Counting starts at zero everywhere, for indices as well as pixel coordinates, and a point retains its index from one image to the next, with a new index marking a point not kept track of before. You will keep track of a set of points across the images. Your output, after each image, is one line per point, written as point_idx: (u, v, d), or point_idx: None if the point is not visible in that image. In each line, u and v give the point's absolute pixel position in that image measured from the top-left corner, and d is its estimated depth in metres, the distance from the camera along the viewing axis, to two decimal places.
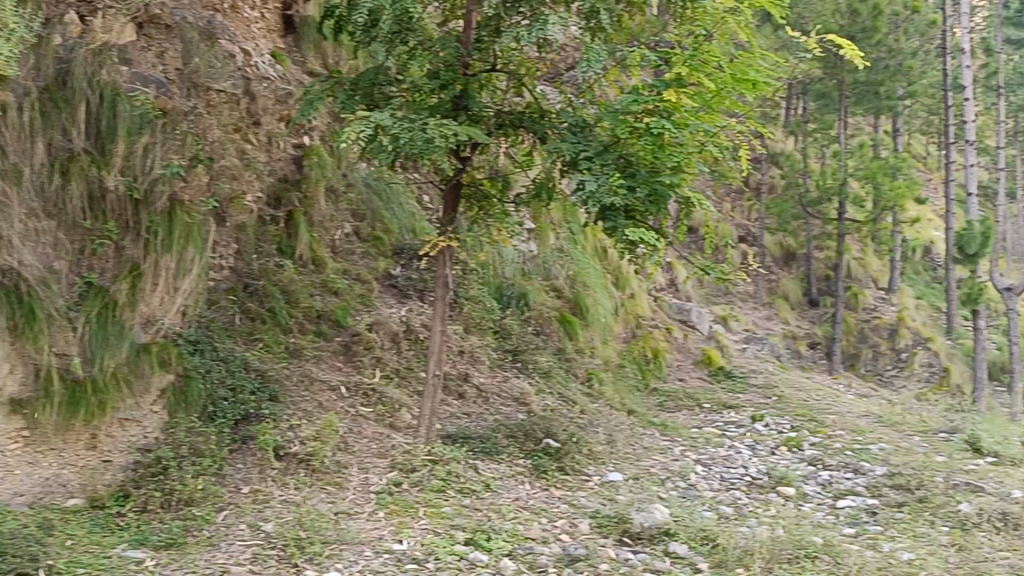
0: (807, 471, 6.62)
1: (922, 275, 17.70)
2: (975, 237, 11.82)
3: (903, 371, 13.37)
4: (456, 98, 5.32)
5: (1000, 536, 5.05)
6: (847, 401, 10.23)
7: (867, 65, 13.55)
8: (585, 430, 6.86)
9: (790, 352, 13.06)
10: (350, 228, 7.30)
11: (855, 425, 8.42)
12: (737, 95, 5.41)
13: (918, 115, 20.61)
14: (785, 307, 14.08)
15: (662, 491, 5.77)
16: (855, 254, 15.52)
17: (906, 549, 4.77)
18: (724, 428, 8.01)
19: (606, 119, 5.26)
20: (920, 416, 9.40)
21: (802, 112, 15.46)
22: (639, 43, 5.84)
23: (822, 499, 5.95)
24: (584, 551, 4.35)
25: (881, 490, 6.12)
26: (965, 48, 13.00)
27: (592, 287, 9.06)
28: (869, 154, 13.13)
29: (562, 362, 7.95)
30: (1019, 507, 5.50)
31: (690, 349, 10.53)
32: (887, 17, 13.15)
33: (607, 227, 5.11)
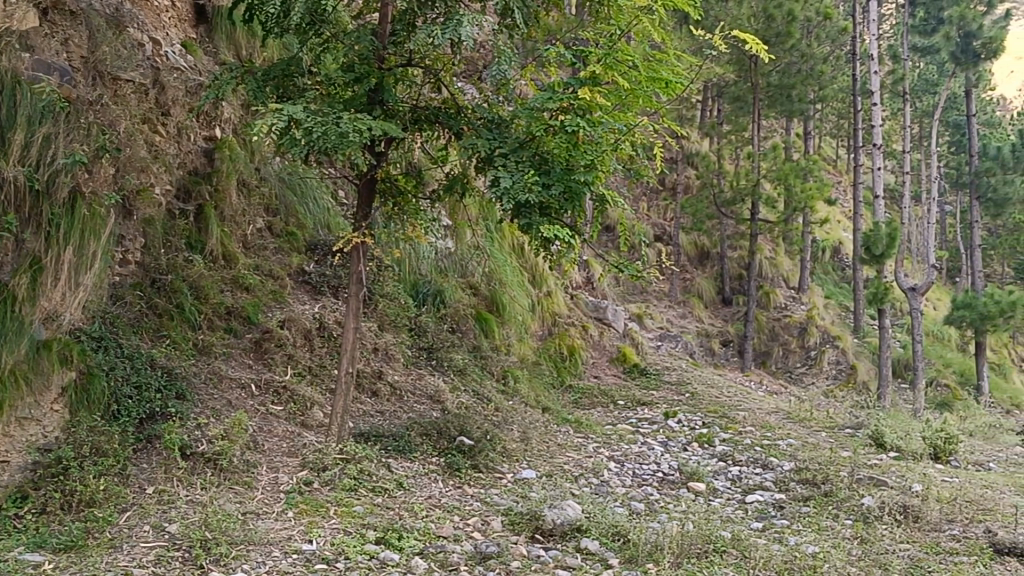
0: (717, 466, 6.72)
1: (831, 275, 18.14)
2: (881, 237, 12.16)
3: (812, 369, 13.67)
4: (371, 91, 5.21)
5: (901, 528, 5.18)
6: (757, 397, 10.43)
7: (780, 70, 13.81)
8: (499, 427, 6.85)
9: (703, 350, 13.24)
10: (262, 223, 7.16)
11: (764, 421, 8.59)
12: (650, 95, 5.45)
13: (828, 118, 21.13)
14: (698, 305, 14.28)
15: (576, 487, 5.79)
16: (768, 253, 15.82)
17: (811, 542, 4.86)
18: (638, 425, 8.08)
19: (522, 116, 5.22)
20: (826, 412, 9.63)
21: (718, 113, 15.70)
22: (552, 40, 5.85)
23: (731, 494, 6.04)
24: (496, 548, 4.33)
25: (788, 485, 6.23)
26: (874, 54, 13.33)
27: (508, 284, 9.07)
28: (782, 156, 13.39)
29: (477, 360, 7.93)
30: (919, 500, 5.65)
31: (606, 347, 10.61)
32: (800, 22, 13.43)
33: (522, 224, 5.07)
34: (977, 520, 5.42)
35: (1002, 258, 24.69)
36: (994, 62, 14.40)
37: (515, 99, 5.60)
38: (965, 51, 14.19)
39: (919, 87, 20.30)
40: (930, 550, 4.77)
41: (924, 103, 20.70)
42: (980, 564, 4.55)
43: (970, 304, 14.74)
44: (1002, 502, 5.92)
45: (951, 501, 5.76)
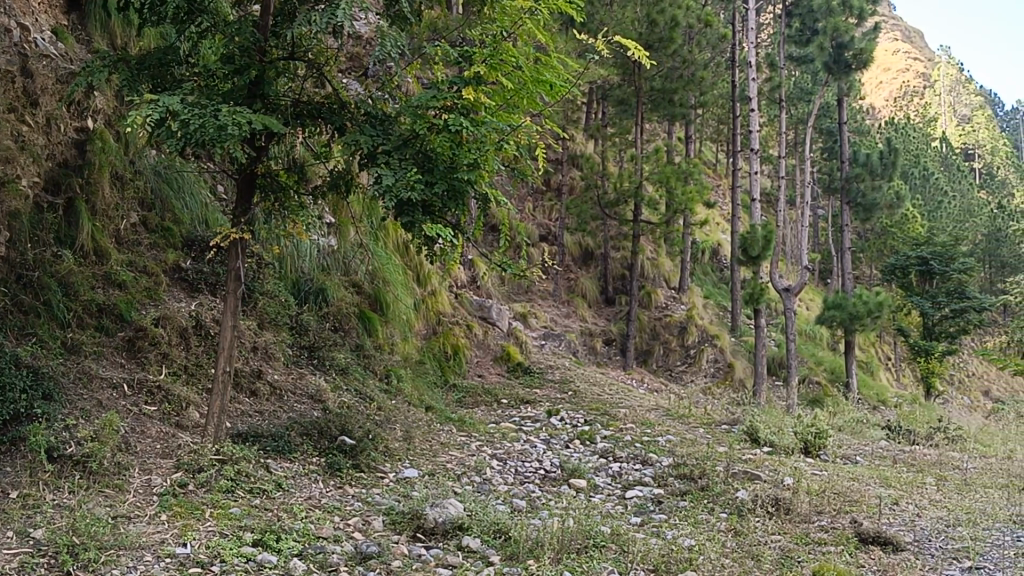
0: (598, 463, 6.81)
1: (710, 276, 18.59)
2: (758, 239, 12.51)
3: (691, 367, 14.01)
4: (251, 84, 5.08)
5: (772, 520, 5.34)
6: (638, 395, 10.62)
7: (662, 74, 14.07)
8: (382, 426, 6.79)
9: (586, 349, 13.40)
10: (137, 218, 6.92)
11: (644, 418, 8.77)
12: (534, 95, 5.49)
13: (707, 123, 21.70)
14: (582, 305, 14.43)
15: (457, 486, 5.77)
16: (650, 254, 16.11)
17: (687, 535, 4.97)
18: (521, 423, 8.11)
19: (405, 114, 5.16)
20: (705, 409, 9.88)
21: (602, 115, 15.91)
22: (438, 38, 5.83)
23: (611, 490, 6.13)
24: (377, 548, 4.29)
25: (666, 480, 6.35)
26: (752, 61, 13.69)
27: (392, 282, 8.97)
28: (664, 159, 13.64)
29: (360, 359, 7.84)
30: (790, 493, 5.84)
31: (489, 346, 10.63)
32: (681, 28, 13.70)
33: (404, 222, 5.03)
34: (844, 512, 5.62)
35: (869, 260, 25.74)
36: (864, 73, 14.97)
37: (400, 96, 5.55)
38: (838, 61, 14.70)
39: (794, 95, 20.97)
40: (800, 541, 4.93)
41: (798, 111, 21.39)
42: (847, 553, 4.72)
43: (840, 304, 15.31)
44: (866, 494, 6.16)
45: (821, 493, 5.97)
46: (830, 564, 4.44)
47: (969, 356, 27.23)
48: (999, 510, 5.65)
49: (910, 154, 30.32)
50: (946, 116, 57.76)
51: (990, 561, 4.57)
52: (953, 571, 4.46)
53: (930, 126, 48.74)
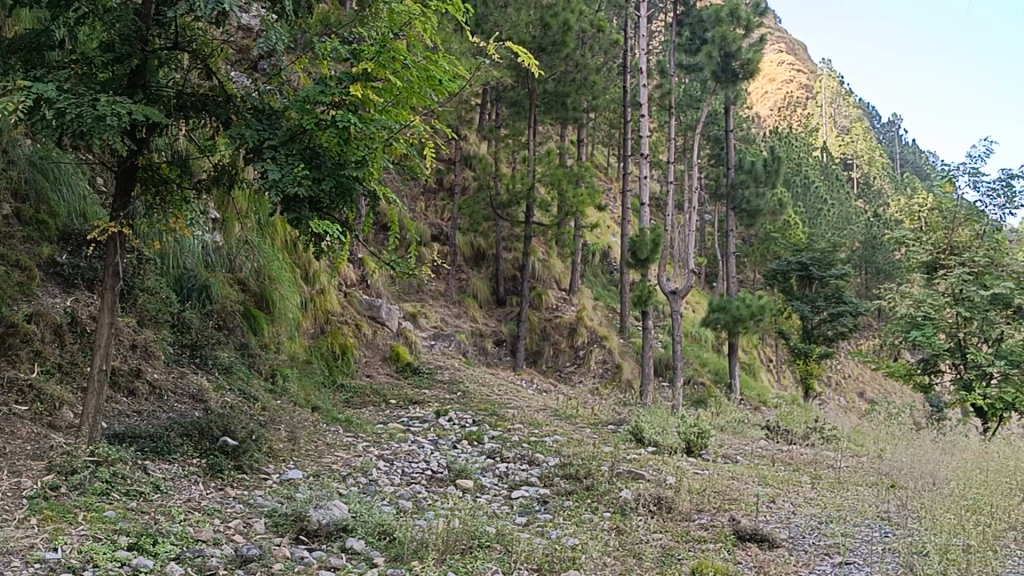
0: (485, 463, 6.82)
1: (600, 278, 18.81)
2: (646, 242, 12.72)
3: (580, 368, 14.19)
4: (132, 73, 4.90)
5: (654, 519, 5.43)
6: (527, 395, 10.67)
7: (555, 78, 14.19)
8: (266, 427, 6.66)
9: (477, 349, 13.42)
10: (8, 209, 6.62)
11: (532, 418, 8.83)
12: (424, 94, 5.46)
13: (600, 127, 22.02)
14: (473, 305, 14.45)
15: (342, 487, 5.70)
16: (542, 254, 16.22)
17: (571, 535, 5.01)
18: (409, 423, 8.07)
19: (293, 108, 5.05)
20: (592, 409, 10.00)
21: (495, 116, 15.95)
22: (327, 34, 5.73)
23: (497, 490, 6.14)
24: (257, 551, 4.20)
25: (553, 479, 6.40)
26: (643, 67, 13.91)
27: (280, 280, 8.80)
28: (556, 161, 13.75)
29: (244, 358, 7.69)
30: (672, 492, 5.96)
31: (378, 346, 10.54)
32: (575, 32, 13.83)
33: (290, 218, 4.94)
34: (723, 510, 5.76)
35: (753, 265, 26.46)
36: (750, 82, 15.37)
37: (288, 91, 5.43)
38: (725, 70, 15.03)
39: (683, 102, 21.41)
40: (680, 539, 5.02)
41: (687, 118, 21.84)
42: (724, 550, 4.82)
43: (724, 307, 15.68)
44: (745, 492, 6.32)
45: (701, 492, 6.10)
46: (709, 562, 4.52)
47: (846, 359, 28.26)
48: (869, 506, 5.87)
49: (792, 163, 31.31)
50: (828, 126, 59.81)
51: (859, 556, 4.74)
52: (824, 566, 4.61)
53: (812, 136, 50.44)
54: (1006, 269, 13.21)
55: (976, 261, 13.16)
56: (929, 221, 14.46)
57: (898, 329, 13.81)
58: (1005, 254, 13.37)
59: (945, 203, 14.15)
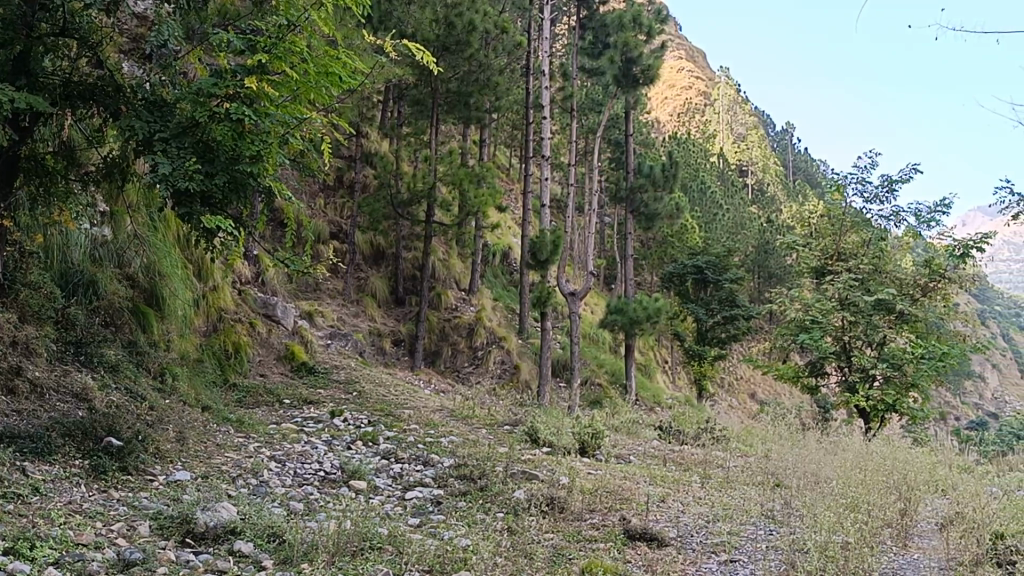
0: (379, 464, 6.75)
1: (500, 278, 18.86)
2: (546, 244, 12.79)
3: (478, 368, 14.21)
4: (15, 60, 4.69)
5: (546, 519, 5.46)
6: (423, 396, 10.62)
7: (458, 78, 14.14)
8: (153, 427, 6.48)
9: (374, 349, 13.32)
10: None
11: (428, 419, 8.78)
12: (322, 90, 5.37)
13: (501, 127, 22.10)
14: (372, 304, 14.32)
15: (231, 488, 5.58)
16: (442, 254, 16.15)
17: (463, 535, 5.00)
18: (303, 423, 7.96)
19: (185, 100, 4.89)
20: (489, 409, 10.02)
21: (397, 114, 15.83)
22: (221, 25, 5.57)
23: (391, 491, 6.10)
24: (141, 555, 4.08)
25: (447, 480, 6.39)
26: (546, 70, 13.97)
27: (172, 277, 8.55)
28: (458, 161, 13.72)
29: (133, 356, 7.46)
30: (565, 492, 6.01)
31: (273, 345, 10.36)
32: (479, 32, 13.79)
33: (181, 214, 4.81)
34: (614, 509, 5.84)
35: (650, 268, 26.88)
36: (650, 87, 15.57)
37: (180, 82, 5.26)
38: (626, 76, 15.19)
39: (585, 105, 21.60)
40: (572, 538, 5.07)
41: (588, 121, 22.04)
42: (615, 549, 4.88)
43: (622, 309, 15.87)
44: (636, 492, 6.42)
45: (593, 492, 6.17)
46: (599, 562, 4.56)
47: (738, 361, 28.92)
48: (754, 505, 6.02)
49: (689, 168, 31.95)
50: (725, 133, 61.14)
51: (744, 553, 4.87)
52: (710, 564, 4.70)
53: (709, 142, 51.54)
54: (889, 275, 13.71)
55: (861, 267, 13.61)
56: (819, 228, 14.90)
57: (788, 332, 14.21)
58: (889, 262, 13.87)
59: (834, 211, 14.62)
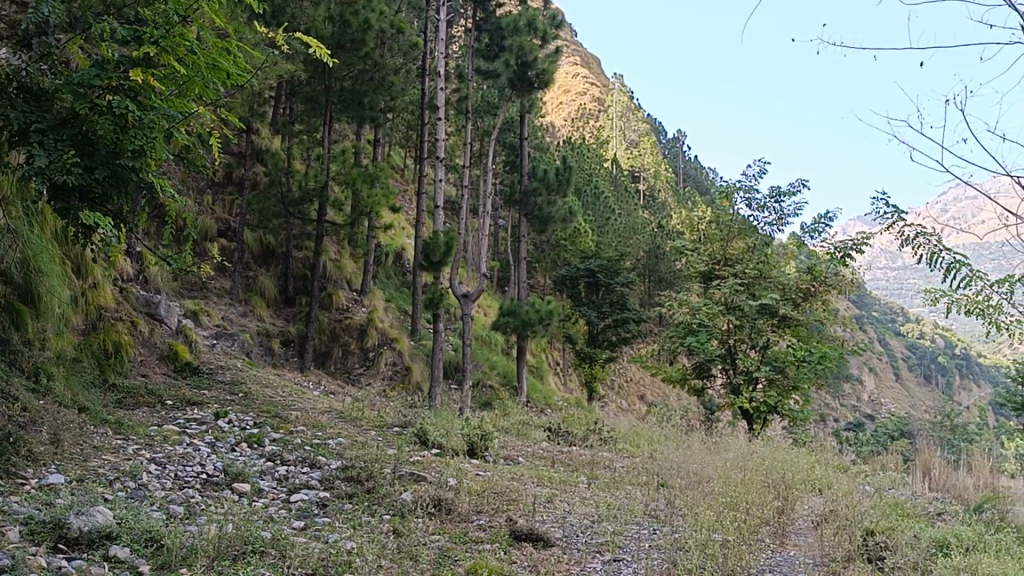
0: (264, 466, 6.62)
1: (393, 279, 18.73)
2: (439, 246, 12.73)
3: (369, 370, 14.13)
4: None
5: (433, 520, 5.44)
6: (311, 397, 10.48)
7: (353, 76, 13.92)
8: (25, 429, 6.20)
9: (262, 349, 13.09)
10: None
11: (316, 421, 8.65)
12: (209, 84, 5.20)
13: (396, 127, 21.93)
14: (261, 304, 14.05)
15: (107, 492, 5.38)
16: (334, 253, 15.92)
17: (348, 538, 4.92)
18: (185, 425, 7.76)
19: (64, 89, 4.68)
20: (377, 411, 9.93)
21: (289, 110, 15.54)
22: (103, 10, 5.32)
23: (276, 494, 5.99)
24: (10, 561, 3.80)
25: (333, 482, 6.31)
26: (441, 71, 13.93)
27: (50, 274, 8.16)
28: (351, 160, 13.59)
29: (5, 354, 7.09)
30: (452, 493, 6.01)
31: (155, 344, 10.07)
32: (375, 31, 13.67)
33: (58, 208, 4.67)
34: (501, 510, 5.86)
35: (542, 271, 27.09)
36: (544, 92, 15.69)
37: (59, 69, 5.02)
38: (521, 80, 15.29)
39: (481, 107, 21.64)
40: (458, 540, 5.06)
41: (484, 124, 22.10)
42: (501, 550, 4.89)
43: (514, 311, 15.91)
44: (523, 493, 6.45)
45: (481, 493, 6.18)
46: (485, 563, 4.55)
47: (627, 363, 29.41)
48: (638, 505, 6.11)
49: (583, 173, 32.32)
50: (619, 139, 62.02)
51: (628, 553, 4.93)
52: (594, 564, 4.75)
53: (602, 147, 52.22)
54: (773, 281, 14.10)
55: (746, 273, 13.96)
56: (707, 234, 15.23)
57: (676, 335, 14.49)
58: (772, 268, 14.25)
59: (722, 217, 14.95)
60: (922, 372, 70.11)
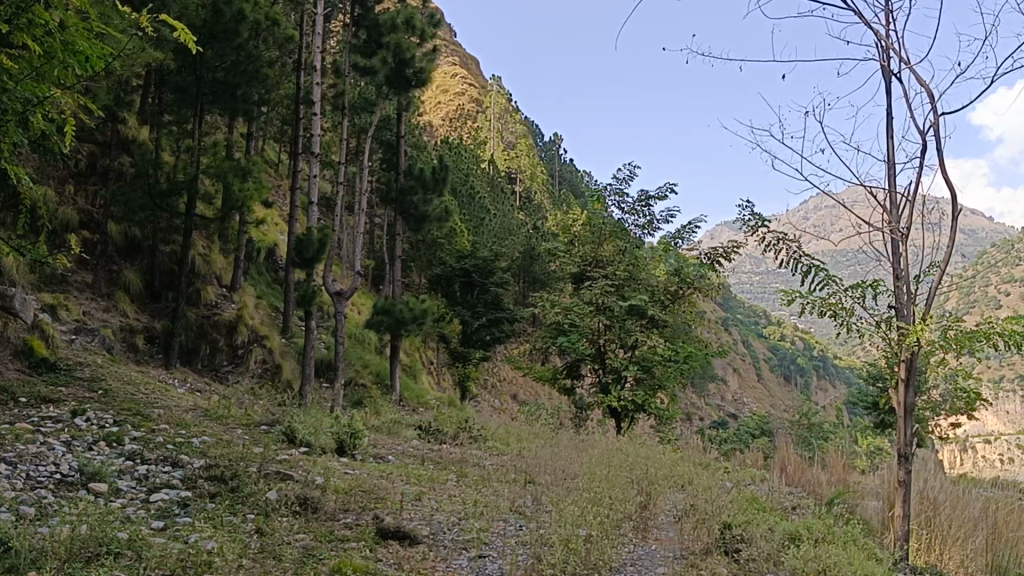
0: (124, 465, 6.41)
1: (264, 275, 18.36)
2: (313, 242, 12.53)
3: (237, 367, 13.88)
4: None
5: (299, 519, 5.37)
6: (175, 395, 10.19)
7: (224, 67, 13.60)
8: None
9: (124, 345, 12.68)
10: None
11: (179, 419, 8.43)
12: (70, 69, 4.98)
13: (269, 120, 21.47)
14: (124, 298, 13.59)
15: None
16: (203, 247, 15.47)
17: (208, 539, 4.80)
18: (39, 423, 7.43)
19: None
20: (244, 409, 9.74)
21: (156, 99, 15.02)
22: None
23: (134, 493, 5.80)
24: None
25: (196, 481, 6.16)
26: (317, 66, 13.73)
27: None
28: (223, 153, 13.38)
29: None
30: (317, 492, 5.94)
31: (9, 338, 9.61)
32: (250, 21, 13.38)
33: None
34: (367, 509, 5.81)
35: (418, 270, 27.01)
36: (422, 91, 15.65)
37: None
38: (398, 77, 15.17)
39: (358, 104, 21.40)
40: (323, 539, 4.99)
41: (361, 120, 21.86)
42: (367, 547, 4.87)
43: (388, 310, 15.80)
44: (392, 491, 6.44)
45: (348, 492, 6.13)
46: (349, 560, 4.53)
47: (501, 363, 29.63)
48: (505, 500, 6.16)
49: (460, 171, 32.33)
50: (498, 139, 62.25)
51: (493, 550, 4.96)
52: (460, 560, 4.78)
53: (479, 147, 52.36)
54: (642, 283, 14.41)
55: (617, 274, 14.21)
56: (580, 235, 15.46)
57: (547, 335, 14.66)
58: (642, 270, 14.56)
59: (594, 219, 15.22)
60: (784, 373, 72.85)
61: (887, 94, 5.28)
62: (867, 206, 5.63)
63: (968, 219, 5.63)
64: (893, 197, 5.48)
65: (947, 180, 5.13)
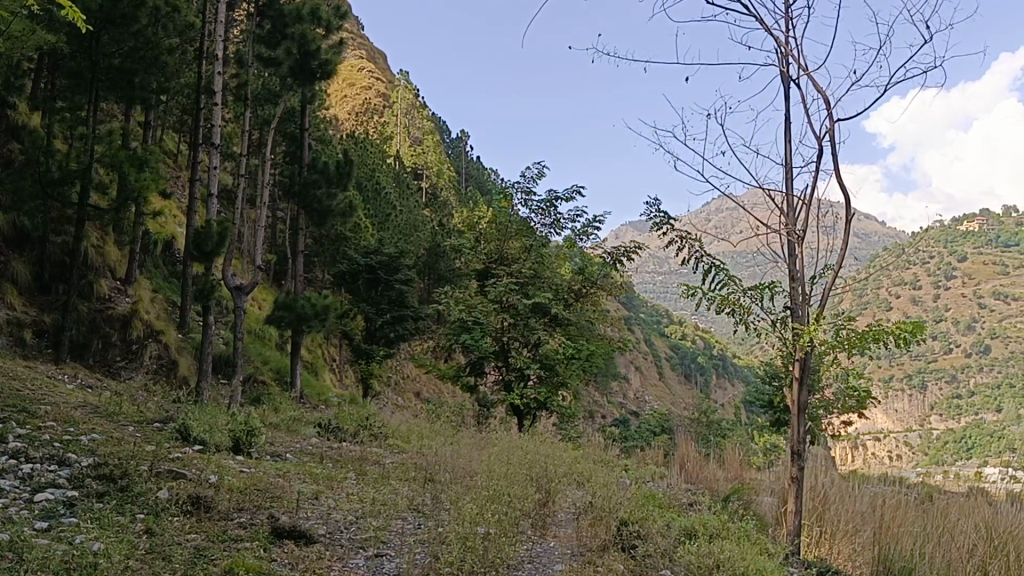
0: (7, 463, 6.14)
1: (161, 269, 17.87)
2: (212, 236, 12.23)
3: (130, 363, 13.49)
4: None
5: (190, 518, 5.23)
6: (64, 391, 9.83)
7: (122, 53, 13.17)
8: None
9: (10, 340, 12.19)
10: None
11: (67, 416, 8.12)
12: None
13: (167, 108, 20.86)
14: (12, 291, 13.05)
15: None
16: (97, 238, 14.98)
17: (95, 539, 4.64)
18: None
19: None
20: (137, 406, 9.45)
21: (48, 84, 14.45)
22: None
23: (18, 492, 5.56)
24: None
25: (83, 481, 5.94)
26: (218, 54, 13.40)
27: None
28: (118, 142, 12.97)
29: None
30: (210, 491, 5.78)
31: None
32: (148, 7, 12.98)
33: None
34: (263, 509, 5.70)
35: (320, 265, 26.66)
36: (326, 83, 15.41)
37: None
38: (303, 69, 14.92)
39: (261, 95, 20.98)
40: (216, 539, 4.86)
41: (265, 112, 21.44)
42: (260, 548, 4.75)
43: (290, 305, 15.55)
44: (289, 489, 6.33)
45: (241, 491, 5.99)
46: (242, 560, 4.41)
47: (404, 360, 29.46)
48: (405, 500, 6.10)
49: (365, 167, 32.01)
50: (406, 135, 61.81)
51: (391, 549, 4.91)
52: (357, 560, 4.71)
53: (387, 143, 51.96)
54: (546, 282, 14.46)
55: (522, 272, 14.22)
56: (486, 233, 15.43)
57: (451, 332, 14.60)
58: (546, 269, 14.62)
59: (500, 217, 15.20)
60: (684, 371, 74.25)
61: (786, 100, 5.41)
62: (765, 209, 5.76)
63: (859, 224, 5.79)
64: (790, 201, 5.62)
65: (841, 184, 5.27)
